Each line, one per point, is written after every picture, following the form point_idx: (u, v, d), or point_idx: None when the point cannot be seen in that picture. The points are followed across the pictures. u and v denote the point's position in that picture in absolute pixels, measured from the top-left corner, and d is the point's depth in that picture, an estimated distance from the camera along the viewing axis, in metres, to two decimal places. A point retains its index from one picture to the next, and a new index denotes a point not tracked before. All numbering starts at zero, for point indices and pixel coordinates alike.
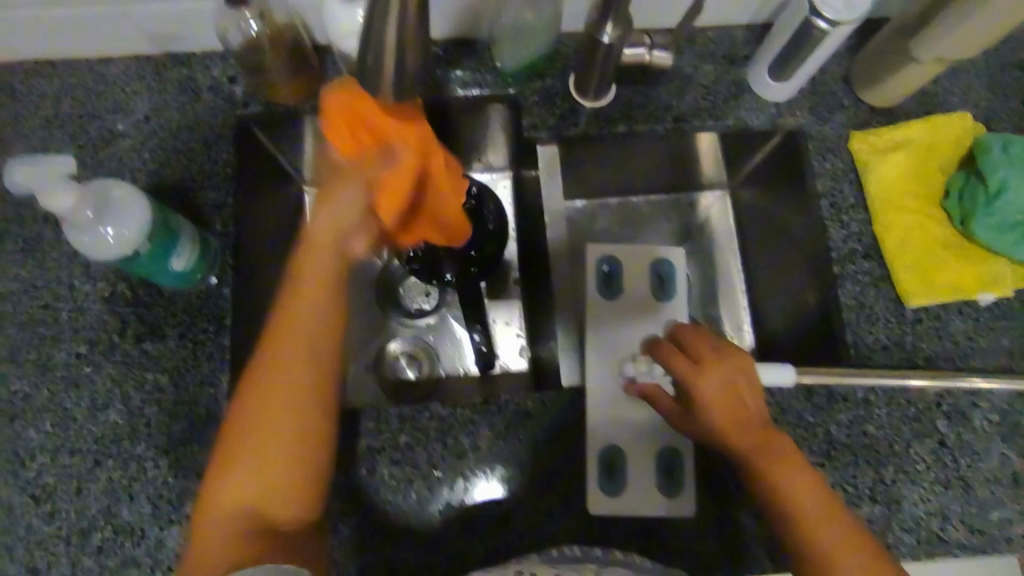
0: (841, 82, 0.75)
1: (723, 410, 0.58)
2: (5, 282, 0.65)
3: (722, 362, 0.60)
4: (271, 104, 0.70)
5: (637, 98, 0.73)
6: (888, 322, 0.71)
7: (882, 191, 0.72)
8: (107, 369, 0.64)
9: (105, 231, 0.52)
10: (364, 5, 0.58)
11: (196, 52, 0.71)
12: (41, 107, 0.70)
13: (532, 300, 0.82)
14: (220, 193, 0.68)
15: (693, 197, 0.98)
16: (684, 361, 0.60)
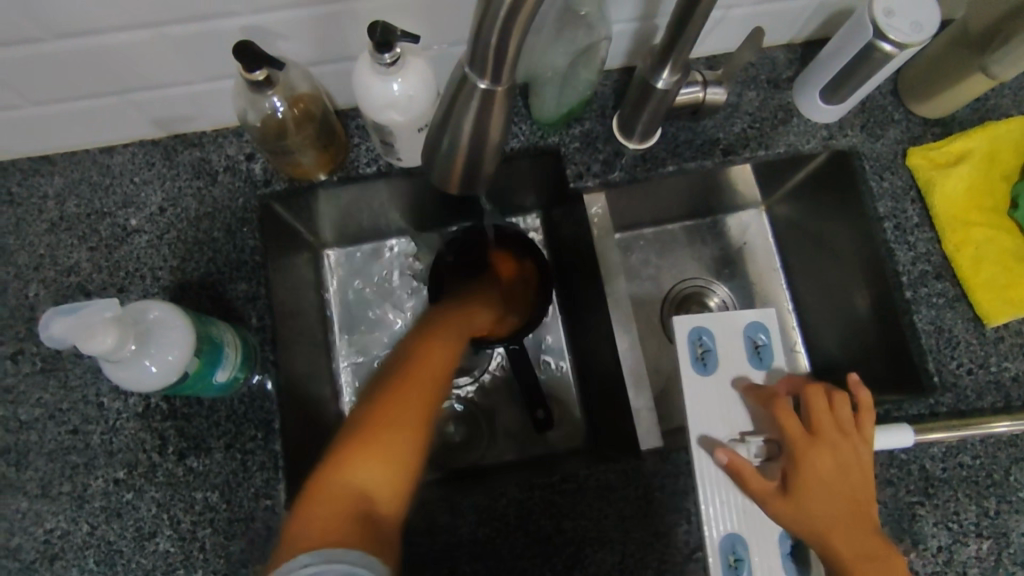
0: (890, 95, 0.73)
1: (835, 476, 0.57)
2: (27, 408, 0.59)
3: (844, 432, 0.59)
4: (296, 180, 0.65)
5: (684, 133, 0.69)
6: (970, 344, 0.67)
7: (947, 206, 0.69)
8: (150, 493, 0.58)
9: (147, 363, 0.48)
10: (400, 76, 0.53)
11: (208, 132, 0.66)
12: (45, 210, 0.64)
13: (582, 351, 0.78)
14: (251, 284, 0.63)
15: (724, 218, 0.91)
16: (797, 426, 0.59)
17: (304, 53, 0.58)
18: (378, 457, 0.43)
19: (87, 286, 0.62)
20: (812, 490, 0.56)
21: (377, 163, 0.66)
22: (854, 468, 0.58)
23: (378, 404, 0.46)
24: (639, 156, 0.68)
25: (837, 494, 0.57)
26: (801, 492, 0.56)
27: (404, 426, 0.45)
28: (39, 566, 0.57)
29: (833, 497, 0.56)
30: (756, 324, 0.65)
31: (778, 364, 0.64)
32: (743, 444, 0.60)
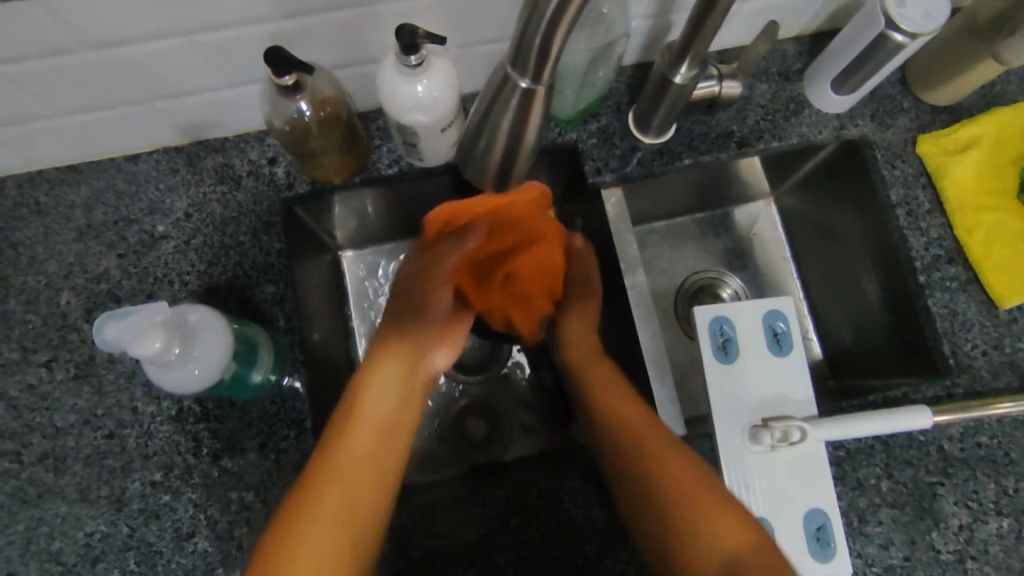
0: (898, 83, 0.74)
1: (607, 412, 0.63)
2: (63, 415, 0.60)
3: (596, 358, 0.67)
4: (318, 182, 0.66)
5: (698, 127, 0.71)
6: (984, 326, 0.69)
7: (958, 192, 0.70)
8: (187, 494, 0.59)
9: (190, 366, 0.49)
10: (425, 78, 0.55)
11: (230, 137, 0.67)
12: (71, 219, 0.64)
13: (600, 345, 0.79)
14: (278, 286, 0.64)
15: (731, 210, 0.92)
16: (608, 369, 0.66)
17: (328, 57, 0.59)
18: (327, 490, 0.52)
19: (117, 293, 0.63)
20: (639, 446, 0.59)
21: (398, 163, 0.67)
22: (661, 436, 0.59)
23: (343, 427, 0.56)
24: (654, 151, 0.70)
25: (647, 467, 0.58)
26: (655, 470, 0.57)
27: (355, 463, 0.54)
28: (81, 568, 0.58)
29: (634, 450, 0.59)
30: (774, 312, 0.66)
31: (798, 351, 0.65)
32: (767, 431, 0.61)
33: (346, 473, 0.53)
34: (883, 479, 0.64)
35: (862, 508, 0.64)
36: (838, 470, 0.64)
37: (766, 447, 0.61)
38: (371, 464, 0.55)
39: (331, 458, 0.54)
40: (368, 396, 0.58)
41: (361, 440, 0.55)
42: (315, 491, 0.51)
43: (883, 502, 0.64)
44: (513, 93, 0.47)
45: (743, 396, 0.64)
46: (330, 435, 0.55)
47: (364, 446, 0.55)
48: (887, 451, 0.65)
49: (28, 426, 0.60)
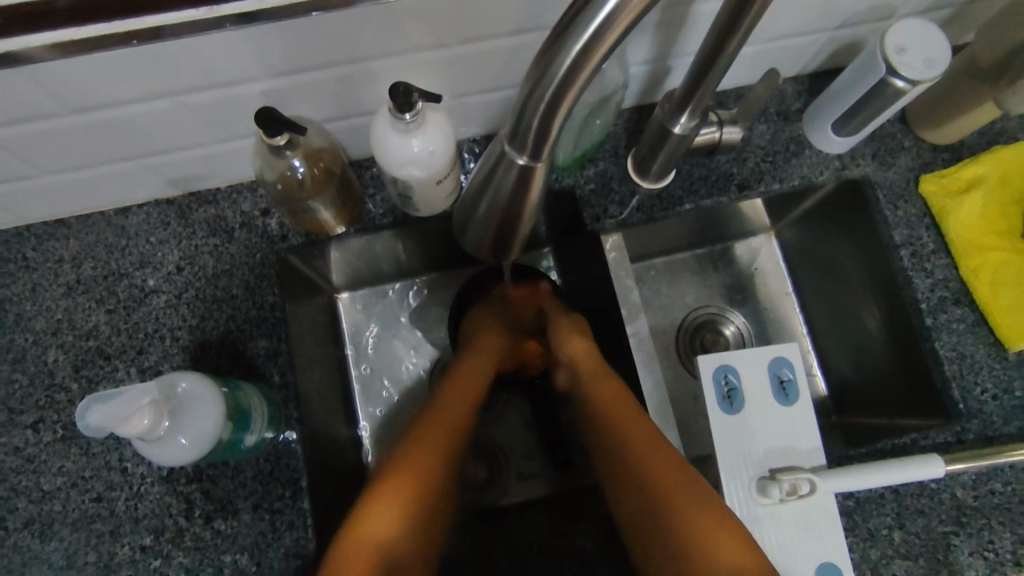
0: (898, 121, 0.74)
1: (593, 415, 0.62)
2: (50, 478, 0.58)
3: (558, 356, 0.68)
4: (312, 233, 0.65)
5: (697, 170, 0.71)
6: (993, 369, 0.67)
7: (964, 232, 0.70)
8: (178, 559, 0.57)
9: (179, 438, 0.47)
10: (419, 135, 0.54)
11: (222, 187, 0.66)
12: (60, 273, 0.63)
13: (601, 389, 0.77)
14: (271, 340, 0.62)
15: (730, 245, 0.91)
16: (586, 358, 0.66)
17: (322, 111, 0.58)
18: (390, 503, 0.50)
19: (106, 349, 0.61)
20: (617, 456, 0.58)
21: (393, 211, 0.66)
22: (635, 427, 0.59)
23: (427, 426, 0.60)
24: (654, 195, 0.69)
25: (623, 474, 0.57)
26: (628, 477, 0.57)
27: (409, 478, 0.53)
28: None
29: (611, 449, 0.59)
30: (779, 360, 0.64)
31: (805, 400, 0.63)
32: (775, 484, 0.60)
33: (421, 491, 0.52)
34: (895, 529, 0.62)
35: (875, 560, 0.62)
36: (849, 521, 0.63)
37: (773, 501, 0.59)
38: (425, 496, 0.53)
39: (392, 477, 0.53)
40: (420, 446, 0.56)
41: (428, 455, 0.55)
42: (373, 510, 0.50)
43: (897, 554, 0.62)
44: (510, 169, 0.46)
45: (750, 447, 0.62)
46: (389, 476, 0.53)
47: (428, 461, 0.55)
48: (899, 501, 0.63)
49: (14, 490, 0.58)
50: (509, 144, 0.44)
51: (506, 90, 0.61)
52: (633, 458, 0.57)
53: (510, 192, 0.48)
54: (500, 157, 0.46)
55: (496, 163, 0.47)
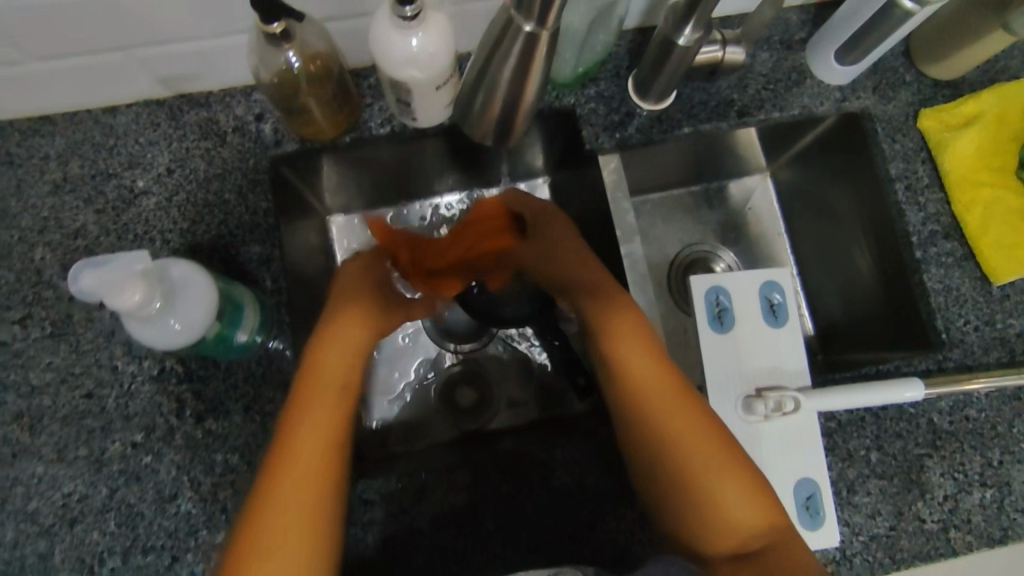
0: (901, 56, 0.74)
1: (642, 398, 0.57)
2: (38, 373, 0.58)
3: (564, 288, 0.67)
4: (307, 140, 0.64)
5: (698, 95, 0.70)
6: (976, 302, 0.68)
7: (959, 167, 0.70)
8: (169, 456, 0.58)
9: (169, 321, 0.46)
10: (420, 31, 0.53)
11: (214, 90, 0.64)
12: (46, 171, 0.61)
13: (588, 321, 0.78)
14: (264, 247, 0.62)
15: (726, 184, 0.91)
16: (633, 323, 0.61)
17: (320, 7, 0.57)
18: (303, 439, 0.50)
19: (95, 249, 0.60)
20: (671, 447, 0.54)
21: (390, 123, 0.65)
22: (701, 425, 0.55)
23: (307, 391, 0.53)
24: (654, 117, 0.69)
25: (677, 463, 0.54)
26: (681, 472, 0.54)
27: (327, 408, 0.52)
28: (59, 530, 0.56)
29: (661, 439, 0.55)
30: (769, 283, 0.65)
31: (793, 323, 0.65)
32: (760, 401, 0.61)
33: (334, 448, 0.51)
34: (873, 450, 0.64)
35: (851, 479, 0.64)
36: (828, 441, 0.64)
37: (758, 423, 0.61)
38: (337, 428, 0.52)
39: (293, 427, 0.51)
40: (339, 340, 0.58)
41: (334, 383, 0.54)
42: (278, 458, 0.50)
43: (873, 473, 0.64)
44: (517, 35, 0.51)
45: (738, 366, 0.63)
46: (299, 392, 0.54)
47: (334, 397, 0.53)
48: (878, 423, 0.65)
49: (2, 384, 0.57)
50: (516, 10, 0.50)
51: None
52: (708, 466, 0.53)
53: (514, 63, 0.53)
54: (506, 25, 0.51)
55: (501, 31, 0.52)
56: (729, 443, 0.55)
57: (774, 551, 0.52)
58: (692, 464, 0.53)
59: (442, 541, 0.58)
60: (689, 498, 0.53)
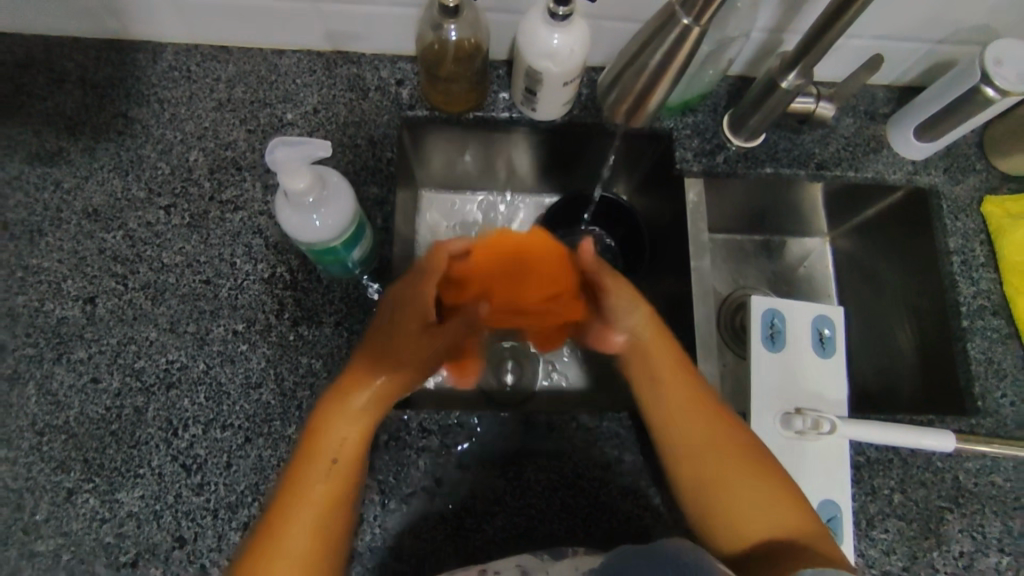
0: (974, 146, 0.80)
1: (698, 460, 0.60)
2: (170, 254, 0.66)
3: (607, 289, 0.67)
4: (438, 110, 0.73)
5: (783, 142, 0.78)
6: (1017, 380, 0.72)
7: (1016, 253, 0.75)
8: (262, 349, 0.64)
9: (313, 216, 0.55)
10: (562, 31, 0.61)
11: (367, 53, 0.74)
12: (215, 91, 0.71)
13: None
14: (381, 189, 0.69)
15: (787, 239, 0.97)
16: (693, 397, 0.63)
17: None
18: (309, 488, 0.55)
19: (239, 162, 0.69)
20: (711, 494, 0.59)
21: (511, 110, 0.74)
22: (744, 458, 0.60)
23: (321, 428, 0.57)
24: (741, 153, 0.77)
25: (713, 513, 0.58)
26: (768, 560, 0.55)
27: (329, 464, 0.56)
28: (156, 390, 0.62)
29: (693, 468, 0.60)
30: (822, 316, 0.71)
31: (839, 357, 0.69)
32: (799, 417, 0.65)
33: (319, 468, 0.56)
34: (896, 492, 0.67)
35: (872, 514, 0.66)
36: (855, 474, 0.67)
37: (787, 442, 0.66)
38: (350, 472, 0.56)
39: (301, 475, 0.55)
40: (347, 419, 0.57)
41: (340, 438, 0.56)
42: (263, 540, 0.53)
43: (893, 513, 0.66)
44: (674, 29, 0.60)
45: (782, 383, 0.68)
46: (305, 447, 0.57)
47: (348, 448, 0.56)
48: (904, 468, 0.68)
49: (138, 256, 0.66)
50: (680, 5, 0.59)
51: (638, 23, 0.70)
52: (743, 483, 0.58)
53: (664, 50, 0.62)
54: (668, 19, 0.60)
55: (662, 26, 0.61)
56: (761, 459, 0.60)
57: (805, 542, 0.55)
58: (730, 513, 0.58)
59: (485, 480, 0.63)
60: (732, 535, 0.58)
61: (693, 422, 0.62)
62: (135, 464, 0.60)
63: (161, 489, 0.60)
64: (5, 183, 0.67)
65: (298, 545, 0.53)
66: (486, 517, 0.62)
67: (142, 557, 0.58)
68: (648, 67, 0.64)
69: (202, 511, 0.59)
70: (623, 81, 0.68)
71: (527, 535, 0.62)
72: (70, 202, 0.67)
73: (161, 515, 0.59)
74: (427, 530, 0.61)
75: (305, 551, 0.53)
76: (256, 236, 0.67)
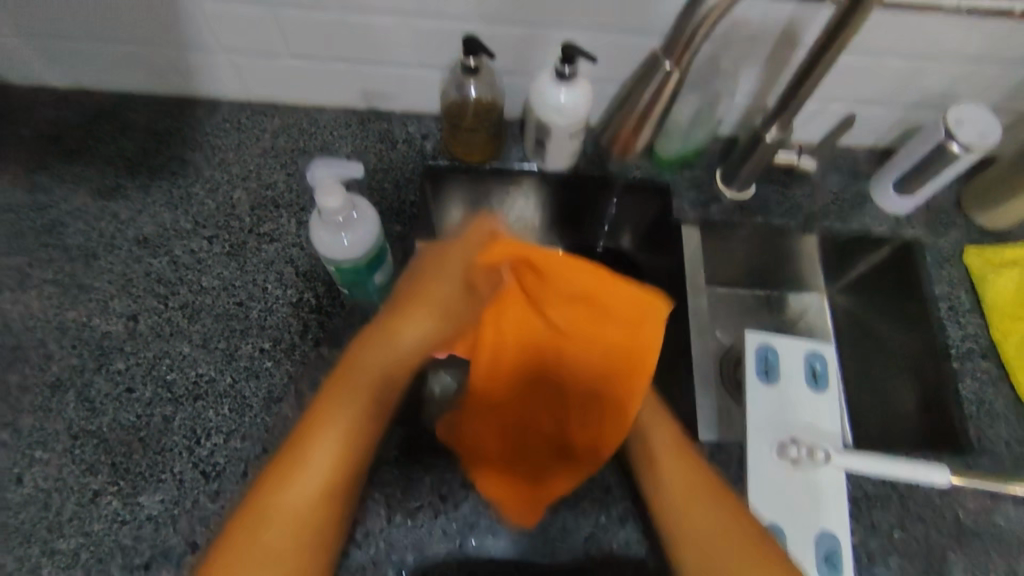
0: (953, 203, 0.86)
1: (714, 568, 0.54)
2: (209, 278, 0.72)
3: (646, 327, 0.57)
4: (458, 161, 0.81)
5: (773, 195, 0.85)
6: (1010, 420, 0.74)
7: (998, 301, 0.79)
8: (285, 366, 0.69)
9: (341, 235, 0.62)
10: (568, 89, 0.70)
11: (397, 111, 0.84)
12: (261, 140, 0.81)
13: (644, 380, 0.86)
14: (404, 228, 0.77)
15: (783, 295, 0.96)
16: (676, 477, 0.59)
17: (501, 63, 0.76)
18: (327, 434, 0.53)
19: (278, 200, 0.77)
20: None
21: (525, 163, 0.83)
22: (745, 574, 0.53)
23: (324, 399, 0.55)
24: (735, 205, 0.84)
25: None
26: None
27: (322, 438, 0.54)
28: (185, 400, 0.66)
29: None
30: (814, 352, 0.74)
31: (832, 391, 0.72)
32: (794, 445, 0.67)
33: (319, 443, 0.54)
34: (897, 527, 0.67)
35: (874, 549, 0.66)
36: (854, 507, 0.68)
37: (786, 472, 0.67)
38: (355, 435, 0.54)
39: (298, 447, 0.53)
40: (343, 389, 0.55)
41: (364, 388, 0.55)
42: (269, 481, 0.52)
43: (895, 548, 0.66)
44: (658, 73, 0.68)
45: (778, 413, 0.70)
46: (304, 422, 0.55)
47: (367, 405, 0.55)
48: (904, 504, 0.68)
49: (180, 279, 0.72)
50: (661, 50, 0.67)
51: None
52: None
53: (652, 91, 0.70)
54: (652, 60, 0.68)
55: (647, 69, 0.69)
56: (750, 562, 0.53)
57: None
58: None
59: (489, 499, 0.65)
60: None
61: (694, 511, 0.57)
62: (158, 469, 0.63)
63: (180, 494, 0.62)
64: (70, 214, 0.75)
65: (302, 492, 0.51)
66: (489, 535, 0.64)
67: (155, 560, 0.60)
68: (637, 108, 0.73)
69: (216, 517, 0.62)
70: (614, 123, 0.77)
71: (528, 555, 0.63)
72: (126, 231, 0.74)
73: (177, 520, 0.61)
74: (431, 545, 0.63)
75: (302, 502, 0.51)
76: (288, 265, 0.74)
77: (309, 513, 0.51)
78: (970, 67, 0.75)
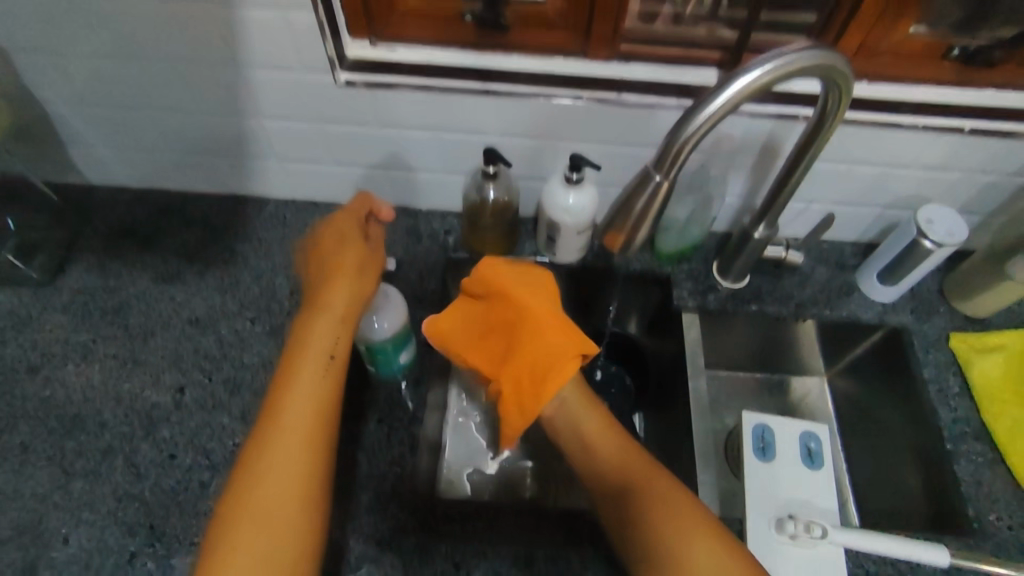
0: (936, 292, 0.92)
1: None
2: (249, 355, 0.80)
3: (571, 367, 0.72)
4: (476, 253, 0.91)
5: (766, 285, 0.92)
6: (1006, 502, 0.77)
7: (985, 384, 0.84)
8: None
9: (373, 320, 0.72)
10: (575, 192, 0.80)
11: (423, 209, 0.94)
12: (303, 233, 0.91)
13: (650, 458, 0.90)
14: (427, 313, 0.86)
15: (784, 378, 1.02)
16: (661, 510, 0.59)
17: (516, 169, 0.87)
18: (300, 393, 0.60)
19: None
20: None
21: (536, 255, 0.92)
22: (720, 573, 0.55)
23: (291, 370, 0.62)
24: (731, 293, 0.91)
25: None
26: None
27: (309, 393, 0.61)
28: (221, 468, 0.72)
29: None
30: (809, 432, 0.78)
31: (828, 470, 0.76)
32: (791, 521, 0.70)
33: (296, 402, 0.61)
34: None
35: None
36: None
37: (785, 547, 0.70)
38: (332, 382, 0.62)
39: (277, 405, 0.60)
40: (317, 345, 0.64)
41: (316, 371, 0.62)
42: (248, 465, 0.57)
43: None
44: None
45: (776, 490, 0.74)
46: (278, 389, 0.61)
47: (332, 380, 0.62)
48: None
49: (224, 356, 0.80)
50: None
51: None
52: None
53: None
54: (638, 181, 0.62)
55: None
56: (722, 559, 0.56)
57: None
58: None
59: (500, 569, 0.68)
60: None
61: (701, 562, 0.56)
62: (193, 533, 0.68)
63: None
64: (133, 296, 0.84)
65: (292, 465, 0.57)
66: None
67: None
68: None
69: None
70: None
71: None
72: (180, 312, 0.83)
73: None
74: None
75: (292, 478, 0.56)
76: None
77: (300, 487, 0.56)
78: (935, 173, 0.83)
